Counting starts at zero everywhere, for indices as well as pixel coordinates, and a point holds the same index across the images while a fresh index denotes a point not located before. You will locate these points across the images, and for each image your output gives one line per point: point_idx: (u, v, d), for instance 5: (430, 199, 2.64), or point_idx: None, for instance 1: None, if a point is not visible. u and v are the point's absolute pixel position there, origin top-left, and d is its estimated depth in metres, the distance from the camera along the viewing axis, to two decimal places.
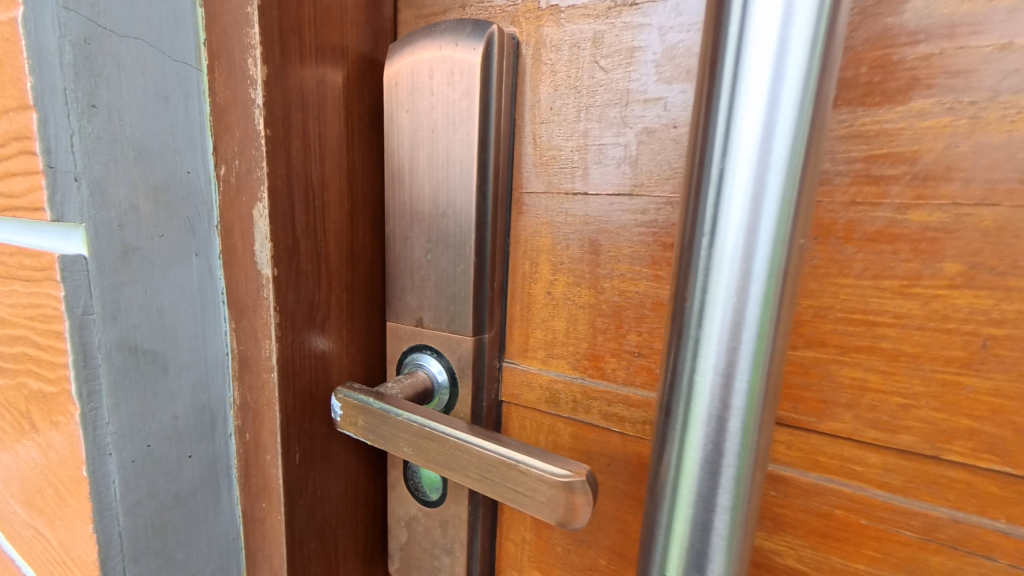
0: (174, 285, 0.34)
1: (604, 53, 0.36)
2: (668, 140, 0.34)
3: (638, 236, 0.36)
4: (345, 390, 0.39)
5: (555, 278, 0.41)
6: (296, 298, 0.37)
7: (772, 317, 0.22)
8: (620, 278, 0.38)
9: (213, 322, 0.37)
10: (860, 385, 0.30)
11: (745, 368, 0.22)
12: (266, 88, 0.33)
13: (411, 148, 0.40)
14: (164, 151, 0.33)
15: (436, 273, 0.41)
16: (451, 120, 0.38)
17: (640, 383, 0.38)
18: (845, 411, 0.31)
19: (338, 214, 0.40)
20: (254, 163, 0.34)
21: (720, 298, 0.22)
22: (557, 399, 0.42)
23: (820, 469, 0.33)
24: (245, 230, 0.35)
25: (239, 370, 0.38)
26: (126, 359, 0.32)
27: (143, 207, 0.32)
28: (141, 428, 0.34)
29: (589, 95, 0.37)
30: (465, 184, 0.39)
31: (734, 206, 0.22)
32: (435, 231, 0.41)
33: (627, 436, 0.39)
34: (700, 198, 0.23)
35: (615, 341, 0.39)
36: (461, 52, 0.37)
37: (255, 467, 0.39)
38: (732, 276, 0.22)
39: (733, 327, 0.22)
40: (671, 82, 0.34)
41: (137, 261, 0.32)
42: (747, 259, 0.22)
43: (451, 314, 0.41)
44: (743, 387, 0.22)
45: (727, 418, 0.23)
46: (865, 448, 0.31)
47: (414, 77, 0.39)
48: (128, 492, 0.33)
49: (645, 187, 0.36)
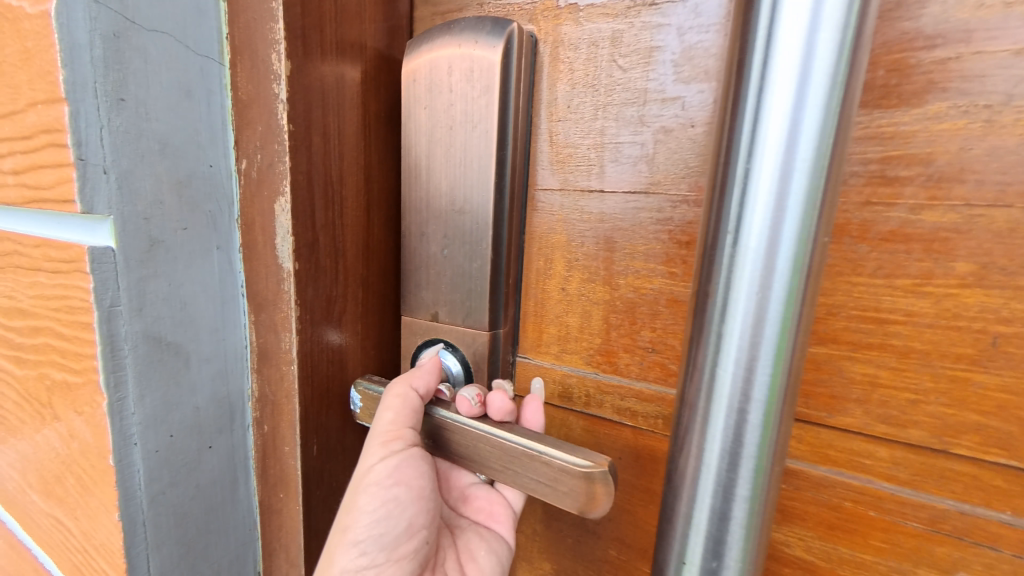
0: (197, 278, 0.35)
1: (622, 52, 0.36)
2: (685, 139, 0.35)
3: (653, 234, 0.37)
4: (366, 383, 0.40)
5: (569, 274, 0.41)
6: (315, 292, 0.37)
7: (794, 313, 0.23)
8: (635, 275, 0.38)
9: (233, 315, 0.38)
10: (871, 381, 0.31)
11: (766, 362, 0.23)
12: (289, 83, 0.33)
13: (428, 145, 0.41)
14: (188, 145, 0.33)
15: (452, 268, 0.42)
16: (469, 117, 0.39)
17: (653, 378, 0.39)
18: (856, 406, 0.32)
19: (355, 210, 0.40)
20: (276, 158, 0.34)
21: (743, 294, 0.23)
22: (570, 394, 0.43)
23: (829, 462, 0.33)
24: (266, 224, 0.36)
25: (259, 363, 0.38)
26: (150, 351, 0.33)
27: (168, 201, 0.32)
28: (164, 418, 0.34)
29: (606, 94, 0.37)
30: (483, 181, 0.39)
31: (759, 206, 0.22)
32: (452, 227, 0.41)
33: (639, 430, 0.40)
34: (725, 197, 0.24)
35: (628, 337, 0.39)
36: (480, 50, 0.37)
37: (273, 458, 0.40)
38: (756, 273, 0.23)
39: (756, 322, 0.23)
40: (689, 82, 0.34)
41: (162, 254, 0.32)
42: (771, 257, 0.22)
43: (467, 309, 0.42)
44: (764, 380, 0.23)
45: (748, 410, 0.24)
46: (874, 443, 0.32)
47: (432, 74, 0.39)
48: (152, 482, 0.34)
49: (661, 186, 0.36)
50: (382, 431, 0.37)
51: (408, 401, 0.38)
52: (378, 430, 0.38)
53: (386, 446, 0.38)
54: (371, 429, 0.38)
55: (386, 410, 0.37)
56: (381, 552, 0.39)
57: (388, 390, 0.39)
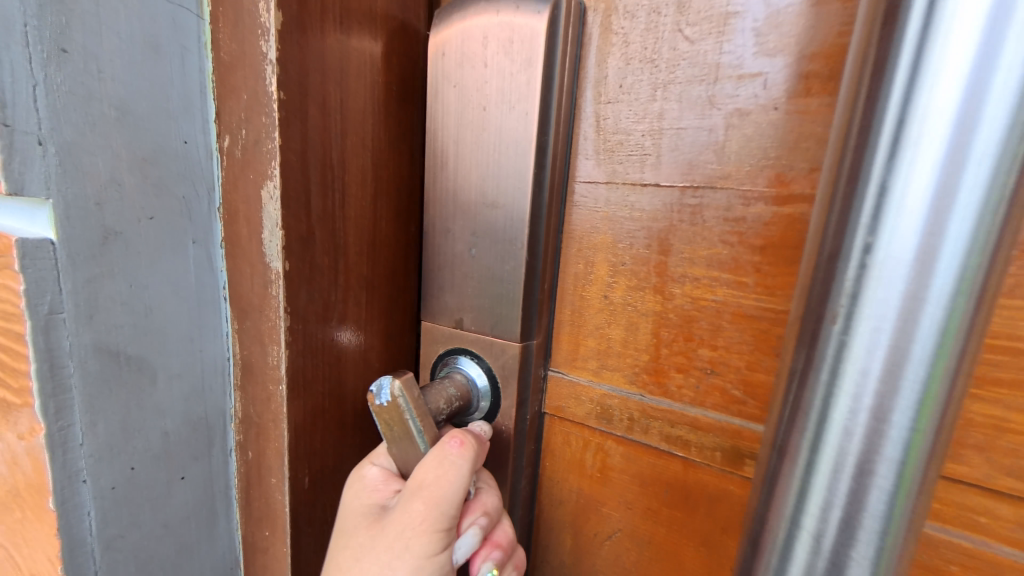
0: (166, 276, 0.32)
1: (691, 19, 0.31)
2: (765, 124, 0.29)
3: (719, 236, 0.32)
4: (412, 409, 0.30)
5: (614, 280, 0.36)
6: (309, 296, 0.33)
7: (956, 350, 0.17)
8: (693, 284, 0.33)
9: (212, 321, 0.35)
10: (996, 425, 0.25)
11: (906, 412, 0.18)
12: (281, 41, 0.28)
13: (457, 129, 0.36)
14: (154, 117, 0.30)
15: (480, 270, 0.37)
16: (505, 97, 0.33)
17: (711, 404, 0.33)
18: (973, 454, 0.26)
19: (359, 197, 0.35)
20: (264, 133, 0.30)
21: (877, 321, 0.18)
22: (609, 416, 0.38)
23: (932, 518, 0.28)
24: (251, 213, 0.32)
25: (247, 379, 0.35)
26: (104, 367, 0.29)
27: (127, 184, 0.29)
28: (121, 448, 0.31)
29: (668, 70, 0.32)
30: (519, 171, 0.34)
31: (908, 205, 0.17)
32: (482, 223, 0.36)
33: (691, 462, 0.35)
34: (855, 192, 0.18)
35: (682, 355, 0.34)
36: (522, 17, 0.32)
37: (257, 490, 0.36)
38: (899, 295, 0.17)
39: (892, 359, 0.18)
40: (774, 55, 0.29)
41: (119, 248, 0.29)
42: (923, 274, 0.17)
43: (496, 316, 0.37)
44: (902, 435, 0.18)
45: (874, 471, 0.18)
46: (994, 498, 0.26)
47: (464, 46, 0.34)
48: (105, 521, 0.31)
49: (732, 180, 0.31)
50: (438, 497, 0.29)
51: (470, 475, 0.30)
52: (431, 493, 0.29)
53: (439, 516, 0.29)
54: (421, 485, 0.29)
55: (451, 471, 0.29)
56: None
57: (454, 441, 0.30)
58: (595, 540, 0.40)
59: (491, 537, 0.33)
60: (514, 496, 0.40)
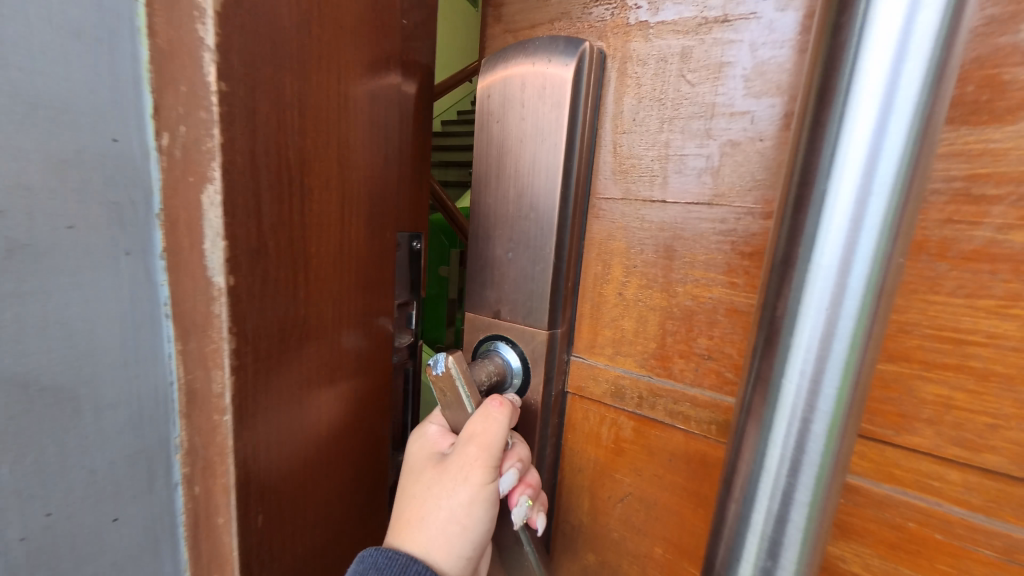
0: (85, 295, 0.28)
1: (692, 67, 0.38)
2: (753, 152, 0.36)
3: (715, 244, 0.38)
4: (462, 377, 0.38)
5: (627, 280, 0.43)
6: (258, 317, 0.33)
7: (866, 330, 0.24)
8: (694, 283, 0.40)
9: (148, 340, 0.31)
10: (943, 402, 0.31)
11: (834, 375, 0.24)
12: (220, 27, 0.27)
13: (499, 156, 0.44)
14: (83, 112, 0.26)
15: (515, 270, 0.45)
16: (539, 131, 0.41)
17: (708, 385, 0.40)
18: (926, 427, 0.32)
19: (321, 213, 0.37)
20: (203, 131, 0.28)
21: (814, 308, 0.25)
22: (622, 394, 0.45)
23: (894, 482, 0.33)
24: (191, 222, 0.29)
25: (197, 406, 0.32)
26: (13, 401, 0.25)
27: (37, 185, 0.25)
28: (45, 490, 0.27)
29: (673, 108, 0.39)
30: (549, 190, 0.42)
31: (833, 227, 0.24)
32: (518, 231, 0.44)
33: (691, 434, 0.41)
34: (800, 216, 0.26)
35: (684, 343, 0.41)
36: (554, 68, 0.40)
37: (207, 530, 0.34)
38: (827, 290, 0.24)
39: (825, 336, 0.24)
40: (760, 96, 0.35)
41: (31, 260, 0.25)
42: (843, 275, 0.24)
43: (528, 308, 0.45)
44: (831, 393, 0.25)
45: (812, 420, 0.25)
46: (945, 465, 0.31)
47: (506, 89, 0.43)
48: (35, 573, 0.28)
49: (726, 198, 0.37)
50: (487, 443, 0.37)
51: (508, 429, 0.39)
52: (482, 440, 0.37)
53: (490, 457, 0.37)
54: (473, 434, 0.38)
55: (496, 424, 0.38)
56: (464, 542, 0.37)
57: (498, 404, 0.39)
58: (609, 502, 0.47)
59: (524, 478, 0.41)
60: (541, 460, 0.48)
